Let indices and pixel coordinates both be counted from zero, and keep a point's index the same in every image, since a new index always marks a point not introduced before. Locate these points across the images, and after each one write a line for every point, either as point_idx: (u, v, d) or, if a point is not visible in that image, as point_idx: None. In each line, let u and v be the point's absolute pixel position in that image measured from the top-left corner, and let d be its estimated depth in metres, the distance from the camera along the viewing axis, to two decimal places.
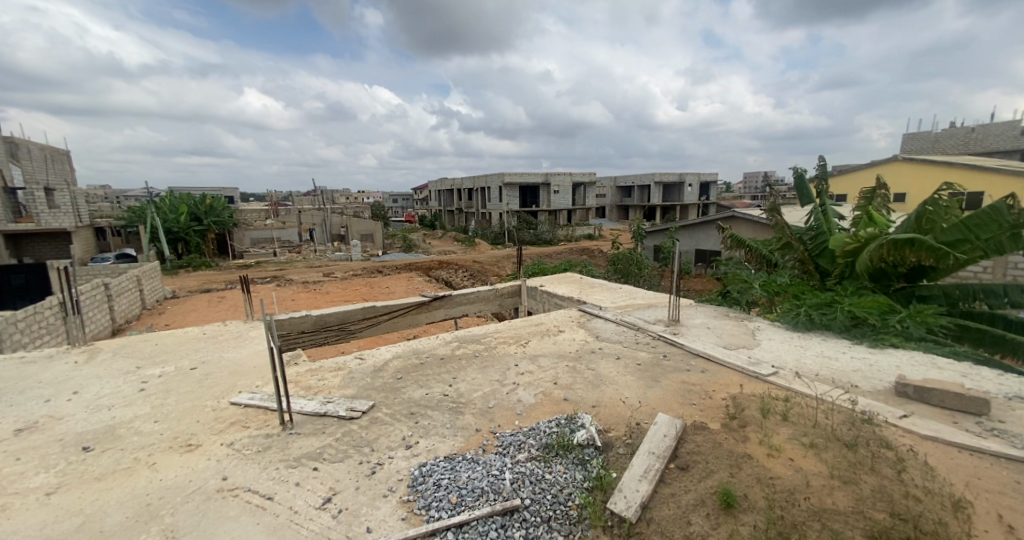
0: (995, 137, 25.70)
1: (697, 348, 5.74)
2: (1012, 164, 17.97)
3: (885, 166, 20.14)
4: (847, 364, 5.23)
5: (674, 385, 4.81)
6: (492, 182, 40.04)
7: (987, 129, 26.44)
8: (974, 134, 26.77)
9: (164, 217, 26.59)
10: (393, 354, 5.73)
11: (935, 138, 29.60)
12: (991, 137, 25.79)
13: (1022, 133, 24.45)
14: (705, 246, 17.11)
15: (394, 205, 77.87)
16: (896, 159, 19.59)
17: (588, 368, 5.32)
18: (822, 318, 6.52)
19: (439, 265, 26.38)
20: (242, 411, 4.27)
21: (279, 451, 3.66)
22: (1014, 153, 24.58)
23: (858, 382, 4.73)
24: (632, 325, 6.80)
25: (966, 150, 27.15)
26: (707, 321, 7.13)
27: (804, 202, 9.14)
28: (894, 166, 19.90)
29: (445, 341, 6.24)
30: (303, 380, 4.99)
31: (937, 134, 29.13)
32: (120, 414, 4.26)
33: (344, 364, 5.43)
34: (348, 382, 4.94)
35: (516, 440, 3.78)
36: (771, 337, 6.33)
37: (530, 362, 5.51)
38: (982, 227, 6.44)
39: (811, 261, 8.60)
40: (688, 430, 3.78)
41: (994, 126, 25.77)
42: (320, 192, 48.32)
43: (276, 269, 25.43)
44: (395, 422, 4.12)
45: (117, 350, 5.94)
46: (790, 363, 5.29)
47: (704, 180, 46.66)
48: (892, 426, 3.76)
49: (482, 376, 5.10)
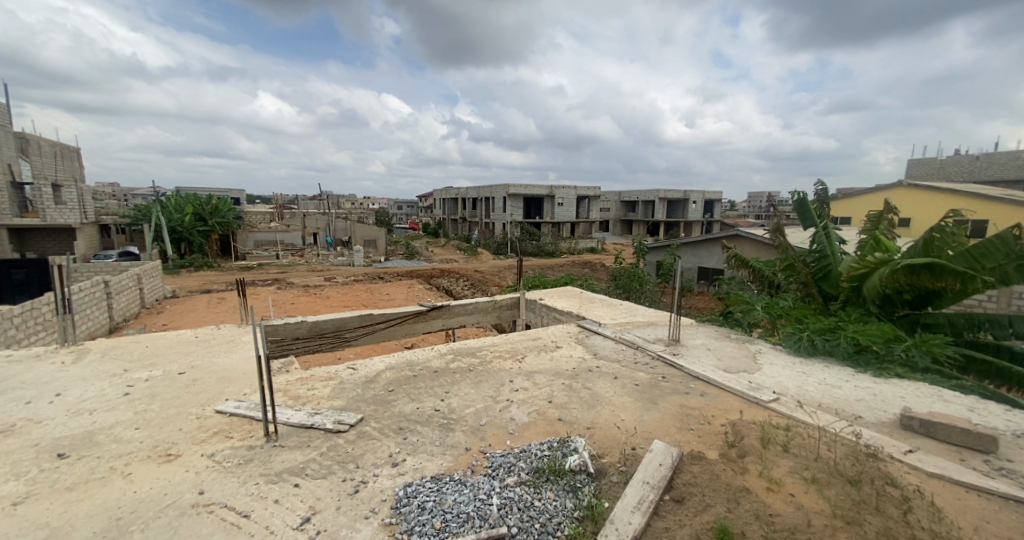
0: (999, 166, 25.91)
1: (696, 371, 5.62)
2: (1017, 194, 17.97)
3: (889, 191, 20.20)
4: (850, 393, 5.08)
5: (672, 409, 4.71)
6: (496, 192, 40.30)
7: (992, 157, 26.65)
8: (978, 162, 26.98)
9: (169, 216, 27.01)
10: (386, 365, 5.62)
11: (940, 165, 29.79)
12: (996, 165, 26.01)
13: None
14: (707, 264, 17.09)
15: (400, 211, 78.13)
16: (900, 184, 19.68)
17: (585, 387, 5.21)
18: (825, 344, 6.35)
19: (440, 272, 26.45)
20: (226, 420, 4.12)
21: (261, 465, 3.53)
22: (1019, 182, 24.70)
23: (862, 412, 4.60)
24: (632, 343, 6.71)
25: (970, 178, 27.32)
26: (707, 342, 7.02)
27: (806, 224, 9.48)
28: (898, 192, 19.97)
29: (440, 353, 6.10)
30: (292, 389, 4.86)
31: (941, 161, 29.38)
32: (101, 419, 4.12)
33: (336, 373, 5.31)
34: (338, 393, 4.81)
35: (506, 462, 3.63)
36: (773, 362, 6.19)
37: (525, 378, 5.39)
38: (987, 256, 6.41)
39: (815, 285, 8.96)
40: (685, 459, 3.63)
41: (998, 155, 26.00)
42: (326, 196, 48.79)
43: (278, 271, 25.50)
44: (382, 437, 3.99)
45: (105, 350, 5.80)
46: (791, 390, 5.16)
47: (708, 198, 46.95)
48: (896, 462, 3.60)
49: (475, 391, 4.99)
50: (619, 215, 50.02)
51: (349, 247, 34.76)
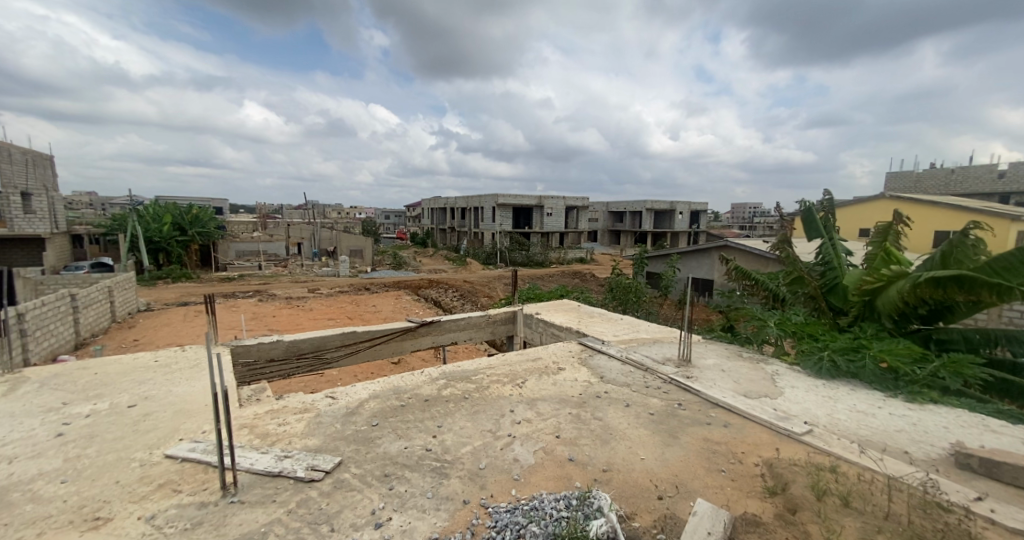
0: (974, 179, 26.43)
1: (715, 397, 5.09)
2: (998, 207, 18.18)
3: (872, 203, 20.37)
4: (888, 423, 4.61)
5: (696, 444, 4.17)
6: (486, 202, 39.85)
7: (966, 171, 27.19)
8: (954, 176, 27.50)
9: (146, 225, 25.93)
10: (370, 393, 4.98)
11: (917, 178, 30.34)
12: (971, 179, 26.53)
13: (1000, 176, 25.15)
14: (697, 274, 17.01)
15: (387, 221, 77.18)
16: (883, 197, 19.86)
17: (595, 418, 4.64)
18: (849, 365, 5.88)
19: (429, 283, 25.76)
20: (177, 468, 3.45)
21: (214, 530, 2.88)
22: (993, 195, 25.20)
23: (908, 448, 4.12)
24: (640, 364, 6.17)
25: (946, 191, 27.82)
26: (720, 362, 6.50)
27: (811, 235, 9.15)
28: (880, 205, 20.15)
29: (431, 378, 5.48)
30: (260, 425, 4.20)
31: (918, 175, 29.90)
32: (21, 469, 3.41)
33: (312, 404, 4.65)
34: (314, 429, 4.17)
35: (515, 523, 3.03)
36: (795, 385, 5.69)
37: (527, 408, 4.81)
38: (1012, 270, 6.11)
39: (822, 298, 8.60)
40: (732, 523, 3.06)
41: (972, 169, 26.52)
42: (311, 205, 47.79)
43: (260, 283, 24.56)
44: (365, 488, 3.37)
45: (46, 379, 5.06)
46: (822, 419, 4.67)
47: (694, 209, 47.18)
48: (969, 514, 3.10)
49: (472, 425, 4.39)
50: (608, 225, 49.93)
51: (335, 257, 33.84)
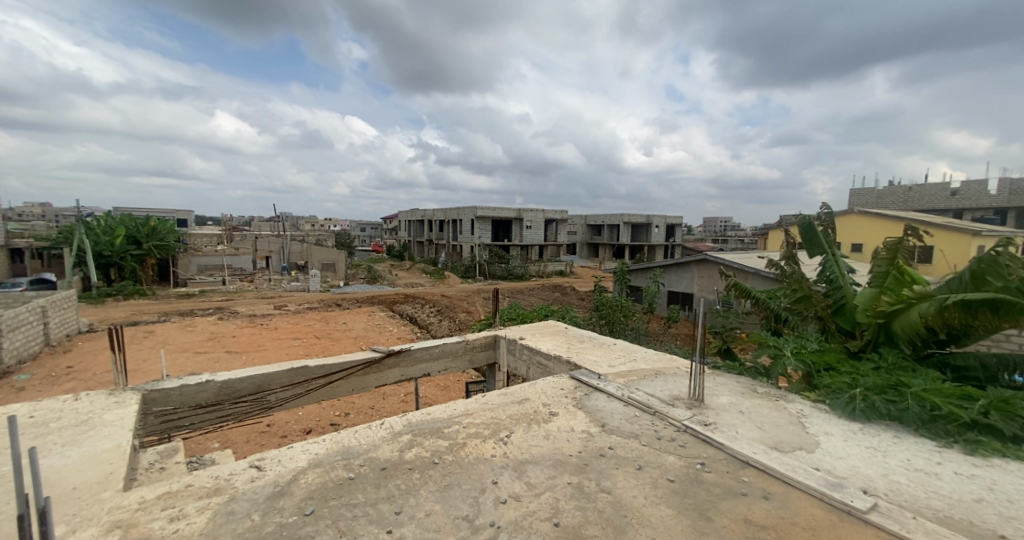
0: (930, 197, 27.11)
1: (746, 455, 4.11)
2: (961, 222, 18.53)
3: (841, 218, 20.55)
4: (961, 488, 3.71)
5: (736, 531, 3.18)
6: (464, 214, 38.86)
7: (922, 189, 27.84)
8: (912, 193, 28.13)
9: (95, 239, 23.92)
10: (311, 460, 3.83)
11: (878, 196, 31.01)
12: (926, 196, 27.26)
13: (953, 194, 25.86)
14: (677, 287, 16.58)
15: (362, 233, 75.17)
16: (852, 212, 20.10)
17: (602, 490, 3.61)
18: (889, 407, 5.00)
19: (404, 297, 24.49)
20: None
21: None
22: (948, 211, 25.99)
23: (1001, 529, 3.22)
24: (646, 407, 5.15)
25: (906, 207, 28.45)
26: (736, 401, 5.56)
27: (813, 251, 8.41)
28: (849, 220, 20.37)
29: (392, 433, 4.35)
30: (143, 523, 3.01)
31: (879, 192, 30.60)
32: None
33: (227, 483, 3.48)
34: (219, 527, 3.01)
35: None
36: (830, 432, 4.77)
37: (513, 477, 3.73)
38: None
39: (830, 321, 7.82)
40: None
41: (929, 187, 27.21)
42: (282, 218, 45.81)
43: (221, 300, 22.80)
44: None
45: None
46: (882, 486, 3.74)
47: (670, 223, 47.27)
48: None
49: (442, 510, 3.28)
50: (586, 238, 49.57)
51: (305, 271, 32.14)
